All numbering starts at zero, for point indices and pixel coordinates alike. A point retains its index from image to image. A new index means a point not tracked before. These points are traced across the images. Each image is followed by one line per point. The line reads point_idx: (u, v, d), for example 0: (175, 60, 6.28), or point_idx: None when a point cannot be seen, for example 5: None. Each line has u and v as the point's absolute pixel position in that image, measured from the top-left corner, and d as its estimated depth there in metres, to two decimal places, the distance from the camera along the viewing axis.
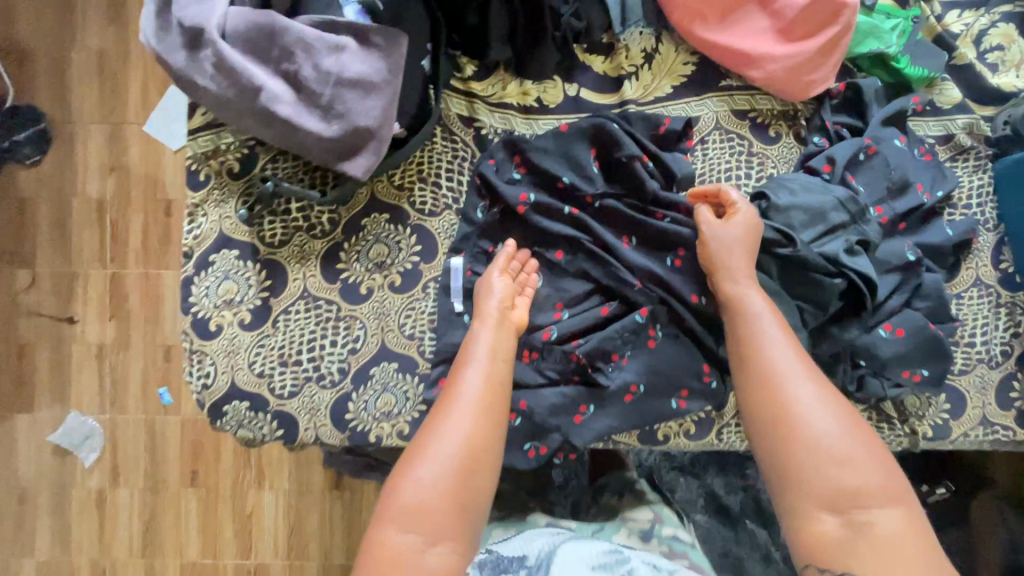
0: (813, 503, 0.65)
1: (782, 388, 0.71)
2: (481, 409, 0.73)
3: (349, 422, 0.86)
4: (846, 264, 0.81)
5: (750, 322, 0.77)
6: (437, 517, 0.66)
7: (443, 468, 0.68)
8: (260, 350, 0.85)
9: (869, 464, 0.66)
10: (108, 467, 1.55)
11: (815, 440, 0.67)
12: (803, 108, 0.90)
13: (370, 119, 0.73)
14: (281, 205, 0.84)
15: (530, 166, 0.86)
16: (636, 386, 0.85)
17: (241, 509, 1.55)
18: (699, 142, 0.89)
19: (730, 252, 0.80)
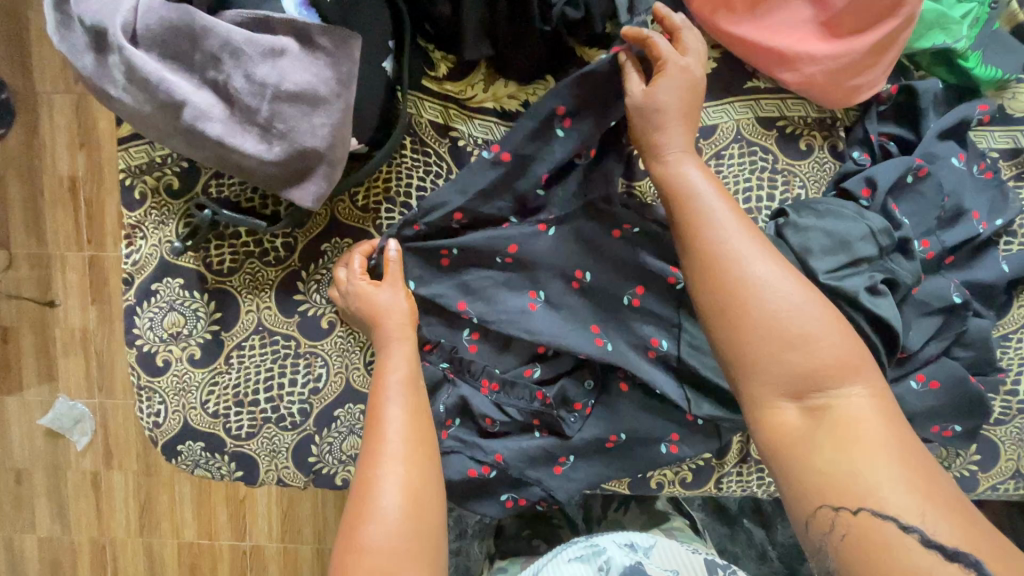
0: (773, 393, 0.57)
1: (732, 266, 0.61)
2: (417, 422, 0.66)
3: (314, 466, 0.79)
4: (875, 309, 0.68)
5: (695, 207, 0.64)
6: (399, 552, 0.57)
7: (403, 490, 0.61)
8: (213, 388, 0.77)
9: (823, 336, 0.57)
10: (101, 451, 1.53)
11: (775, 326, 0.57)
12: (843, 116, 0.76)
13: (317, 139, 0.62)
14: (229, 228, 0.75)
15: (475, 216, 0.72)
16: (616, 435, 0.76)
17: (235, 494, 1.52)
18: (714, 156, 0.76)
19: (665, 119, 0.67)
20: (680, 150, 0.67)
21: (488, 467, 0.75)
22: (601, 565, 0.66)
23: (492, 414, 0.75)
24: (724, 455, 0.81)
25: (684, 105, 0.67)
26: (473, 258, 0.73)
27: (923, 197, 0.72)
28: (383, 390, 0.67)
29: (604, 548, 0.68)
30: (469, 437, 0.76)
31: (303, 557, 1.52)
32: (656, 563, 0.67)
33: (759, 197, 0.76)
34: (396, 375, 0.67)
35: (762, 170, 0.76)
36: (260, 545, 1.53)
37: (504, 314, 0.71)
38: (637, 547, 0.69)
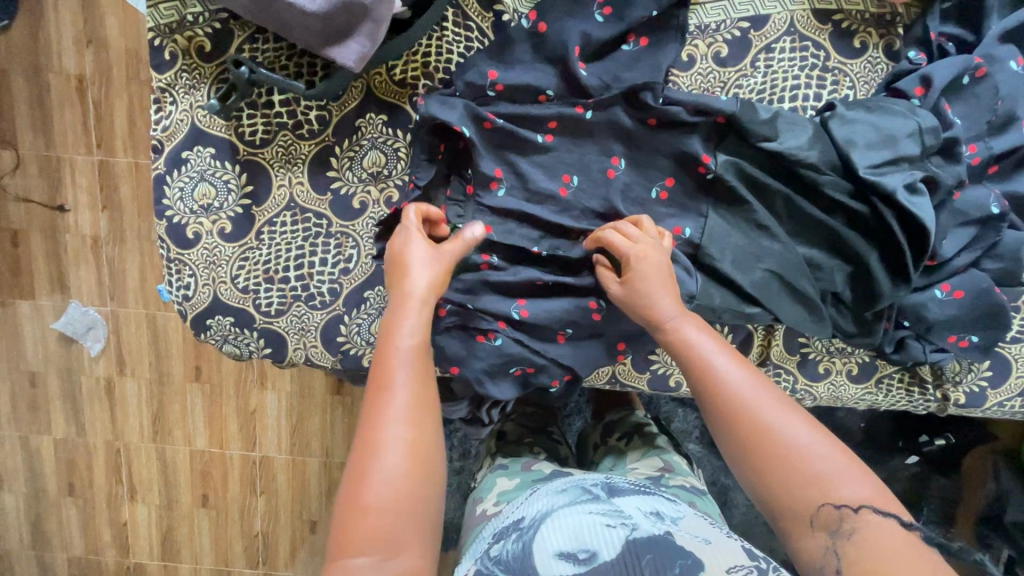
0: (806, 524, 0.55)
1: (752, 413, 0.59)
2: (419, 387, 0.61)
3: (342, 346, 0.79)
4: (915, 209, 0.68)
5: (708, 373, 0.63)
6: (402, 504, 0.55)
7: (407, 453, 0.57)
8: (244, 263, 0.77)
9: (845, 475, 0.55)
10: (115, 356, 1.52)
11: (794, 465, 0.56)
12: (904, 12, 0.73)
13: None
14: (262, 96, 0.73)
15: (511, 88, 0.71)
16: (596, 301, 0.75)
17: (245, 406, 1.53)
18: (764, 50, 0.74)
19: (652, 284, 0.67)
20: (672, 313, 0.67)
21: (492, 334, 0.75)
22: (625, 522, 0.62)
23: (479, 289, 0.75)
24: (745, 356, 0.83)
25: (666, 277, 0.68)
26: (507, 132, 0.72)
27: (977, 99, 0.71)
28: (392, 351, 0.62)
29: (630, 514, 0.64)
30: (466, 307, 0.75)
31: (311, 470, 1.54)
32: (685, 530, 0.63)
33: (805, 94, 0.74)
34: (407, 340, 0.62)
35: (812, 67, 0.74)
36: (269, 456, 1.55)
37: (539, 193, 0.74)
38: (665, 517, 0.64)
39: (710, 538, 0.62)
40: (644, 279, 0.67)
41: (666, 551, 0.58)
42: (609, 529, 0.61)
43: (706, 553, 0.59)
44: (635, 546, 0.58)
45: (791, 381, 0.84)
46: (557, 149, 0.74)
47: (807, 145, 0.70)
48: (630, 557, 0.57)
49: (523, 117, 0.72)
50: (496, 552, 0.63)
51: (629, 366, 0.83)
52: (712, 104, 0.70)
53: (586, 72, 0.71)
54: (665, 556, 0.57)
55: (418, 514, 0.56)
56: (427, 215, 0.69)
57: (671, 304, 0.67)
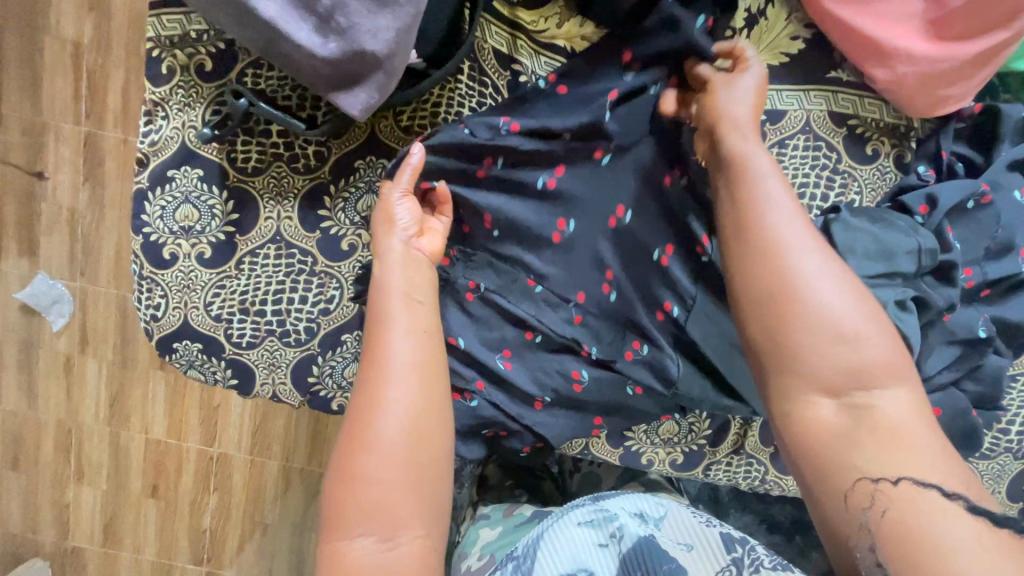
0: (813, 387, 0.53)
1: (781, 257, 0.57)
2: (421, 342, 0.60)
3: (312, 387, 0.77)
4: (901, 325, 0.65)
5: (753, 211, 0.59)
6: (399, 473, 0.55)
7: (405, 418, 0.57)
8: (220, 291, 0.74)
9: (873, 338, 0.53)
10: (78, 334, 1.45)
11: (822, 317, 0.54)
12: (918, 126, 0.73)
13: (379, 44, 0.57)
14: (260, 124, 0.70)
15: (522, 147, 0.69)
16: (580, 371, 0.73)
17: (209, 401, 1.47)
18: (778, 144, 0.73)
19: (737, 106, 0.64)
20: (747, 124, 0.63)
21: (466, 394, 0.73)
22: (612, 532, 0.55)
23: (466, 334, 0.73)
24: (718, 442, 0.82)
25: (756, 103, 0.65)
26: (513, 192, 0.71)
27: (978, 224, 0.71)
28: (381, 315, 0.61)
29: (615, 514, 0.57)
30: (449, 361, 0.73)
31: (269, 474, 1.50)
32: (667, 535, 0.56)
33: (812, 193, 0.74)
34: (399, 290, 0.62)
35: (822, 168, 0.73)
36: (227, 453, 1.50)
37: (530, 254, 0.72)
38: (648, 518, 0.57)
39: (692, 543, 0.55)
40: (727, 104, 0.64)
41: (651, 559, 0.52)
42: (601, 548, 0.54)
43: (689, 559, 0.53)
44: (627, 564, 0.52)
45: (761, 471, 0.84)
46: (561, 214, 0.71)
47: None
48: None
49: (528, 179, 0.70)
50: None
51: (603, 443, 0.82)
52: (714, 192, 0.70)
53: (607, 157, 0.70)
54: (651, 566, 0.51)
55: (419, 486, 0.55)
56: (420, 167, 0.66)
57: (750, 120, 0.63)
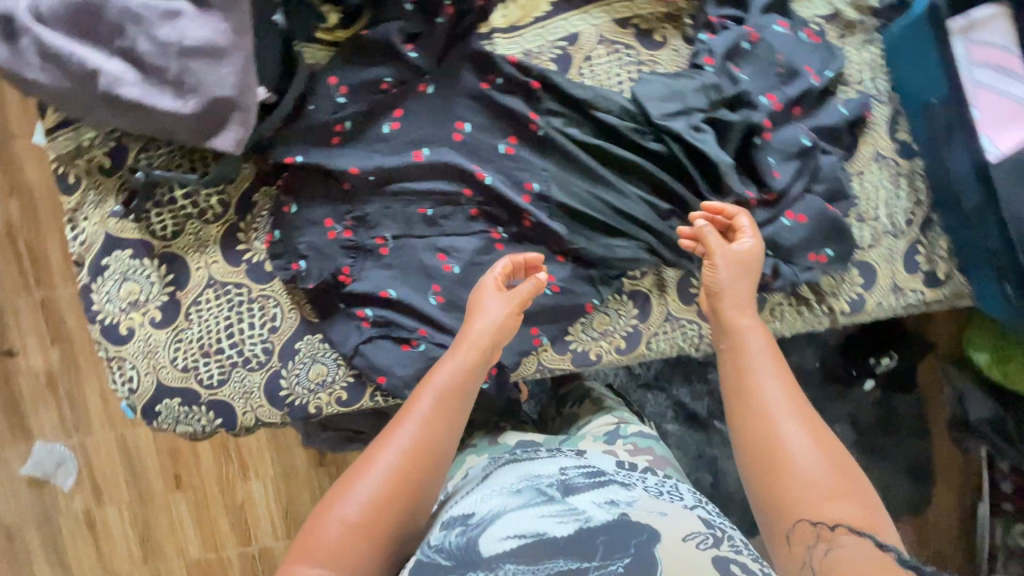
0: (790, 482, 0.62)
1: (765, 417, 0.67)
2: (412, 455, 0.68)
3: (286, 399, 0.87)
4: (700, 144, 0.81)
5: (750, 372, 0.71)
6: (367, 527, 0.64)
7: (387, 481, 0.66)
8: (179, 345, 0.84)
9: (837, 484, 0.61)
10: (90, 486, 1.50)
11: (791, 459, 0.63)
12: (686, 6, 0.89)
13: (227, 88, 0.70)
14: (164, 194, 0.82)
15: (384, 136, 0.84)
16: None
17: (233, 501, 1.50)
18: (584, 59, 0.87)
19: (737, 282, 0.78)
20: (724, 262, 0.78)
21: (415, 342, 0.86)
22: (577, 516, 0.62)
23: (397, 286, 0.86)
24: (648, 316, 0.92)
25: (747, 278, 0.78)
26: (382, 172, 0.84)
27: (759, 57, 0.85)
28: (410, 408, 0.72)
29: (585, 508, 0.63)
30: (389, 321, 0.86)
31: None
32: (640, 508, 0.64)
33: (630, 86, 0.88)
34: (422, 409, 0.71)
35: (629, 64, 0.87)
36: (267, 545, 1.51)
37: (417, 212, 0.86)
38: (619, 502, 0.65)
39: (666, 511, 0.65)
40: (737, 289, 0.77)
41: (620, 534, 0.60)
42: (560, 523, 0.61)
43: (662, 521, 0.62)
44: (589, 543, 0.59)
45: (697, 328, 0.92)
46: (433, 172, 0.85)
47: (622, 119, 0.83)
48: (585, 542, 0.59)
49: (391, 158, 0.84)
50: (438, 541, 0.64)
51: (551, 352, 0.91)
52: (537, 109, 0.84)
53: (469, 127, 0.85)
54: (620, 539, 0.60)
55: (377, 540, 0.64)
56: (522, 264, 0.82)
57: (747, 295, 0.78)
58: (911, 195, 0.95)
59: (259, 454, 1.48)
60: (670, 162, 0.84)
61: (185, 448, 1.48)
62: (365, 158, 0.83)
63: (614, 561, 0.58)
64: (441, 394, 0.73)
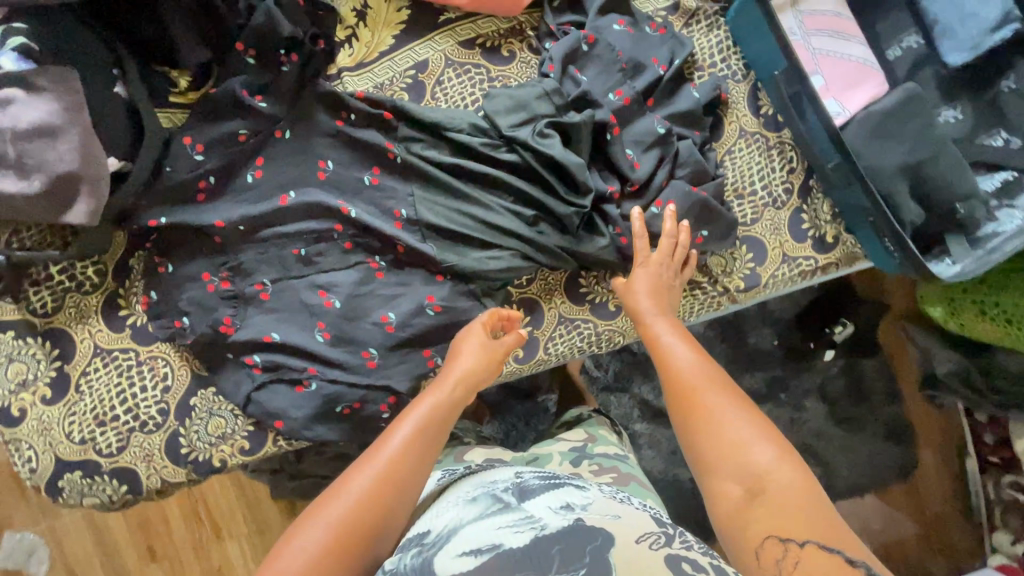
0: (719, 458, 0.60)
1: (693, 393, 0.66)
2: (381, 484, 0.63)
3: (188, 457, 0.87)
4: (547, 149, 0.83)
5: (668, 356, 0.72)
6: (327, 564, 0.57)
7: (351, 511, 0.60)
8: (73, 418, 0.84)
9: (767, 446, 0.59)
10: (64, 571, 1.43)
11: (719, 429, 0.61)
12: (526, 20, 0.92)
13: (69, 164, 0.73)
14: (40, 272, 0.84)
15: (256, 181, 0.86)
16: (387, 315, 0.86)
17: (210, 566, 1.46)
18: (436, 84, 0.90)
19: (639, 296, 0.82)
20: (643, 286, 0.82)
21: (307, 382, 0.85)
22: (533, 524, 0.55)
23: (281, 328, 0.86)
24: (540, 322, 0.92)
25: (654, 291, 0.82)
26: (250, 219, 0.85)
27: (600, 57, 0.88)
28: (384, 438, 0.68)
29: (540, 515, 0.56)
30: (279, 363, 0.85)
31: None
32: (593, 512, 0.57)
33: None
34: (398, 440, 0.67)
35: (481, 82, 0.90)
36: None
37: (290, 253, 0.87)
38: (573, 506, 0.58)
39: (621, 513, 0.57)
40: (640, 290, 0.82)
41: (573, 539, 0.52)
42: (518, 532, 0.54)
43: (616, 523, 0.55)
44: (545, 546, 0.51)
45: (591, 327, 0.92)
46: (303, 212, 0.87)
47: (475, 135, 0.86)
48: (539, 555, 0.51)
49: (257, 206, 0.85)
50: (392, 565, 0.56)
51: None
52: (394, 139, 0.87)
53: (331, 164, 0.87)
54: (575, 544, 0.52)
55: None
56: (502, 317, 0.84)
57: (655, 304, 0.81)
58: (784, 164, 0.96)
59: (229, 513, 1.47)
60: (526, 170, 0.86)
61: (155, 519, 1.44)
62: (233, 209, 0.85)
63: (569, 574, 0.49)
64: (422, 428, 0.70)
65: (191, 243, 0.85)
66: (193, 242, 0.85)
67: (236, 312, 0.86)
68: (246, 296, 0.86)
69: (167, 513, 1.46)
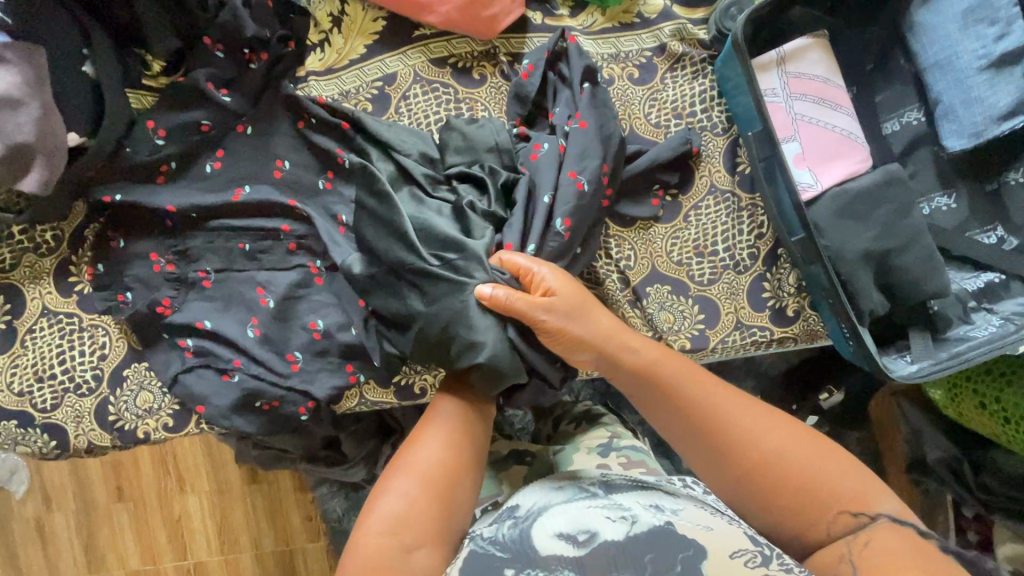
0: (794, 480, 0.63)
1: (733, 425, 0.66)
2: (452, 439, 0.71)
3: (115, 424, 0.90)
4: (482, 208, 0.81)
5: (679, 386, 0.69)
6: (418, 506, 0.65)
7: (440, 460, 0.68)
8: (15, 371, 0.89)
9: (826, 459, 0.65)
10: (40, 494, 1.53)
11: (773, 456, 0.64)
12: (502, 44, 0.90)
13: (25, 135, 0.77)
14: (4, 230, 0.88)
15: (211, 170, 0.87)
16: (316, 322, 0.86)
17: (170, 515, 1.52)
18: (402, 97, 0.89)
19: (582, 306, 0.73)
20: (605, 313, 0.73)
21: (231, 372, 0.84)
22: (625, 516, 0.61)
23: (214, 317, 0.85)
24: None
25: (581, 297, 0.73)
26: (198, 206, 0.86)
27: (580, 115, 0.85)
28: (438, 406, 0.75)
29: (630, 507, 0.63)
30: (209, 351, 0.85)
31: (245, 566, 1.52)
32: (687, 518, 0.62)
33: None
34: (451, 409, 0.74)
35: (446, 102, 0.89)
36: (202, 561, 1.53)
37: (233, 243, 0.87)
38: (663, 506, 0.63)
39: (711, 525, 0.61)
40: (576, 312, 0.72)
41: (669, 546, 0.58)
42: (613, 524, 0.60)
43: (707, 534, 0.60)
44: (637, 545, 0.59)
45: None
46: (252, 207, 0.87)
47: (425, 155, 0.85)
48: (635, 556, 0.58)
49: (207, 195, 0.86)
50: (490, 533, 0.63)
51: (373, 385, 0.90)
52: (349, 150, 0.87)
53: (287, 165, 0.88)
54: (667, 554, 0.58)
55: (431, 517, 0.65)
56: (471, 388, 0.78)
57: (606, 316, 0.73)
58: (753, 228, 0.90)
59: (195, 468, 1.51)
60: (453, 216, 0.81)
61: (127, 464, 1.51)
62: (186, 194, 0.86)
63: None
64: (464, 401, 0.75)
65: (142, 223, 0.88)
66: (146, 221, 0.88)
67: (177, 294, 0.86)
68: (189, 280, 0.87)
69: (139, 458, 1.52)
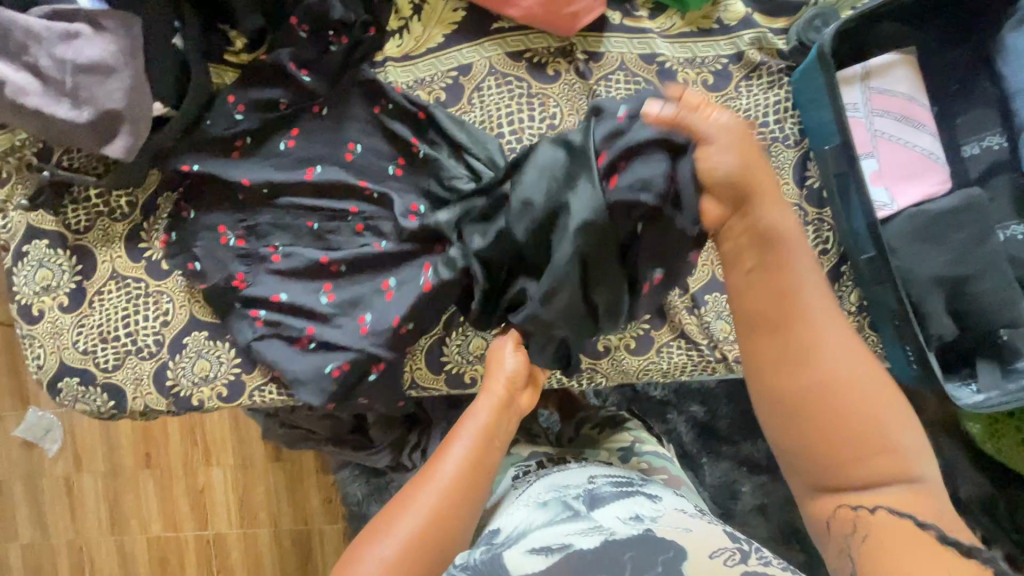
0: (850, 405, 0.60)
1: (810, 330, 0.62)
2: (452, 490, 0.69)
3: (172, 389, 0.92)
4: None
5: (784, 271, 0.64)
6: (410, 552, 0.65)
7: (437, 511, 0.67)
8: (81, 329, 0.91)
9: (884, 398, 0.60)
10: (71, 454, 1.56)
11: (834, 373, 0.61)
12: (578, 42, 0.90)
13: (116, 101, 0.79)
14: (82, 192, 0.91)
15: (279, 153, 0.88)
16: (388, 279, 0.85)
17: (194, 485, 1.54)
18: (475, 89, 0.90)
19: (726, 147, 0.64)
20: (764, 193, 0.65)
21: (305, 339, 0.85)
22: (601, 530, 0.61)
23: (288, 289, 0.86)
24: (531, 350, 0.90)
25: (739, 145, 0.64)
26: (269, 184, 0.87)
27: None
28: (444, 452, 0.73)
29: (607, 522, 0.63)
30: (279, 321, 0.86)
31: (263, 541, 1.54)
32: (665, 523, 0.63)
33: (519, 118, 0.89)
34: (458, 454, 0.73)
35: (519, 96, 0.89)
36: (222, 532, 1.55)
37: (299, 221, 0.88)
38: (642, 516, 0.64)
39: (690, 526, 0.63)
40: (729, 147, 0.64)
41: (649, 548, 0.58)
42: (586, 536, 0.60)
43: (687, 537, 0.61)
44: (613, 551, 0.58)
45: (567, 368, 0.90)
46: (322, 186, 0.87)
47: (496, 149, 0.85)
48: (610, 560, 0.57)
49: (277, 173, 0.87)
50: (462, 559, 0.62)
51: (424, 368, 0.91)
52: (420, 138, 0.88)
53: (359, 149, 0.88)
54: (647, 556, 0.58)
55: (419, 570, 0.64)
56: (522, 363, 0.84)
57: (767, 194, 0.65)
58: (818, 242, 0.87)
59: (221, 441, 1.53)
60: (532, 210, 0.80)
61: (157, 432, 1.53)
62: (260, 171, 0.87)
63: None
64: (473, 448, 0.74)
65: (212, 195, 0.89)
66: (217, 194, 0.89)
67: (250, 266, 0.88)
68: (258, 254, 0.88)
69: (168, 426, 1.55)
